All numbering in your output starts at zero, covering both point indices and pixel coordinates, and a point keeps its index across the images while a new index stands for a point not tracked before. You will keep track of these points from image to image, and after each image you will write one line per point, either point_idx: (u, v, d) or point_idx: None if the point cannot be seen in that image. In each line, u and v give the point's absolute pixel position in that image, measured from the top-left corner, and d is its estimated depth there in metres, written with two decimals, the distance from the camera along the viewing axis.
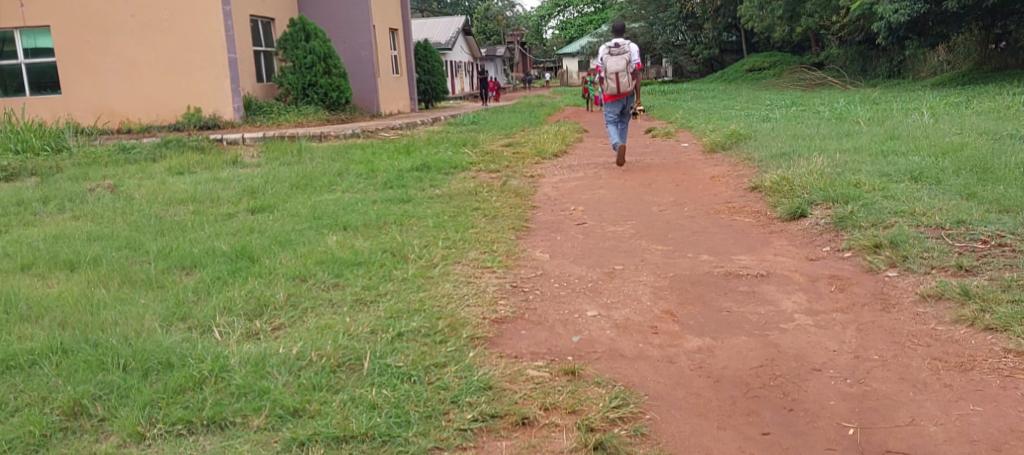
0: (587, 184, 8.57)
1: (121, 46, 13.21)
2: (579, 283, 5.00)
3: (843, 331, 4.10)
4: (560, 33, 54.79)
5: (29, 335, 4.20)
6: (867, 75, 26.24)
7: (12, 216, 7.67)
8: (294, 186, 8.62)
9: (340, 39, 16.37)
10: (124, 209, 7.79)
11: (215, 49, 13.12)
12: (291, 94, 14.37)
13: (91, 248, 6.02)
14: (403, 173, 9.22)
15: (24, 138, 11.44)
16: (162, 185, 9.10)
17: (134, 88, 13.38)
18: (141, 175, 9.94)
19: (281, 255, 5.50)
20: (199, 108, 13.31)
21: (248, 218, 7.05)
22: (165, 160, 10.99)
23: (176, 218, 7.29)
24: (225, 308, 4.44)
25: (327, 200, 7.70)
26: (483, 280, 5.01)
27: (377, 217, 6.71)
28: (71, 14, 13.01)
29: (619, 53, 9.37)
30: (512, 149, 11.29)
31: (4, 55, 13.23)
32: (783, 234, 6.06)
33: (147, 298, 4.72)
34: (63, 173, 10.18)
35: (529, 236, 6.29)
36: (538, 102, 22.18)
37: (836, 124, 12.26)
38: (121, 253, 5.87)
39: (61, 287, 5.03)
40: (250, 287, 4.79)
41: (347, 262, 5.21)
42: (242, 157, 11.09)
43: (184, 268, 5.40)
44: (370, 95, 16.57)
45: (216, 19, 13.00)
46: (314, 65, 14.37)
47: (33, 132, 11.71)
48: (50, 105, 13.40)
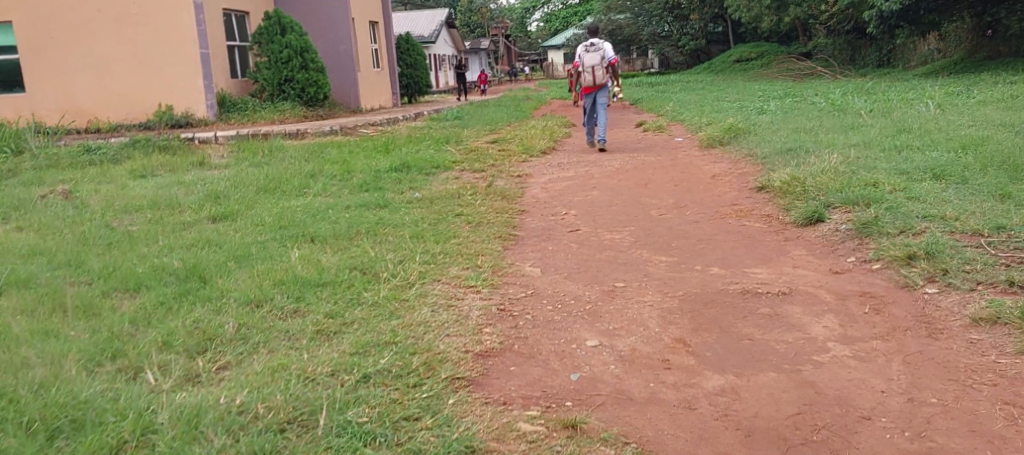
0: (578, 184, 7.95)
1: (86, 41, 12.43)
2: (575, 305, 4.37)
3: (888, 366, 3.51)
4: (546, 25, 54.14)
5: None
6: (855, 65, 25.73)
7: None
8: (262, 189, 7.97)
9: (318, 34, 15.68)
10: (75, 217, 7.13)
11: (186, 44, 12.42)
12: (266, 90, 13.65)
13: (25, 266, 5.34)
14: (380, 173, 8.59)
15: None
16: (121, 190, 8.42)
17: (102, 85, 12.60)
18: (101, 179, 9.25)
19: (238, 275, 4.85)
20: (170, 105, 12.59)
21: (206, 229, 6.40)
22: (129, 162, 10.29)
23: (130, 228, 6.64)
24: (164, 343, 3.80)
25: (297, 206, 7.06)
26: (466, 303, 4.36)
27: (349, 225, 6.08)
28: (34, 9, 12.25)
29: (595, 50, 9.66)
30: (497, 146, 10.64)
31: None
32: (799, 242, 5.46)
33: (77, 330, 4.06)
34: (16, 177, 9.46)
35: (516, 246, 5.66)
36: (524, 96, 21.53)
37: (837, 116, 11.67)
38: (58, 272, 5.20)
39: None
40: (196, 316, 4.15)
41: (309, 283, 4.56)
42: (209, 157, 10.40)
43: (127, 291, 4.73)
44: (350, 89, 15.83)
45: (187, 13, 12.30)
46: (290, 59, 13.68)
47: None
48: (14, 104, 12.62)
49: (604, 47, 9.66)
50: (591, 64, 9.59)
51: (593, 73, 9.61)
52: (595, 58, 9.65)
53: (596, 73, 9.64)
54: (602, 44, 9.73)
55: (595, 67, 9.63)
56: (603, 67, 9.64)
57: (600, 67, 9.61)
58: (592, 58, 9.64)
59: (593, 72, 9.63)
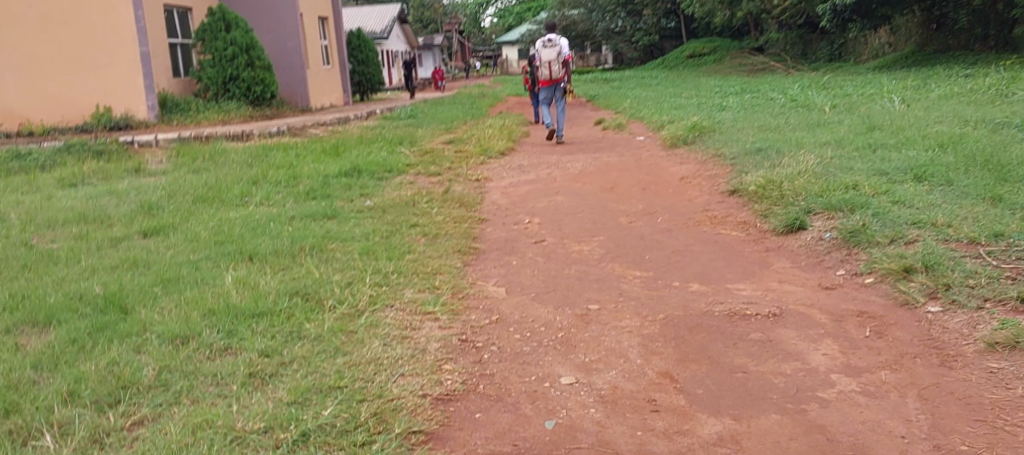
0: (540, 188, 7.48)
1: (16, 39, 11.42)
2: (545, 333, 3.90)
3: (904, 403, 3.13)
4: (499, 22, 53.64)
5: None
6: (807, 59, 25.59)
7: None
8: (200, 199, 7.39)
9: (264, 31, 15.03)
10: None
11: (123, 43, 11.71)
12: (210, 90, 12.99)
13: None
14: (329, 179, 8.05)
15: None
16: (46, 201, 7.75)
17: (35, 86, 11.63)
18: (26, 188, 8.55)
19: (164, 304, 4.31)
20: (109, 107, 11.79)
21: (136, 246, 5.81)
22: (59, 169, 9.59)
23: (50, 246, 6.02)
24: (69, 393, 3.34)
25: (236, 217, 6.50)
26: (423, 333, 3.89)
27: (291, 241, 5.53)
28: None
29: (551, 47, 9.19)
30: (453, 147, 10.13)
31: None
32: (782, 252, 5.05)
33: None
34: None
35: (476, 262, 5.17)
36: (478, 93, 21.03)
37: (801, 112, 11.35)
38: None
39: None
40: (113, 357, 3.62)
41: (244, 314, 4.05)
42: (146, 163, 9.74)
43: (36, 327, 4.17)
44: (298, 88, 15.20)
45: (124, 10, 11.59)
46: (235, 58, 13.03)
47: None
48: None
49: (560, 42, 9.20)
50: (547, 59, 9.21)
51: (548, 68, 9.29)
52: (552, 53, 9.23)
53: (552, 68, 9.28)
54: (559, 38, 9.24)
55: (552, 62, 9.25)
56: (560, 62, 9.26)
57: (556, 63, 9.23)
58: (549, 53, 9.24)
59: (550, 68, 9.26)
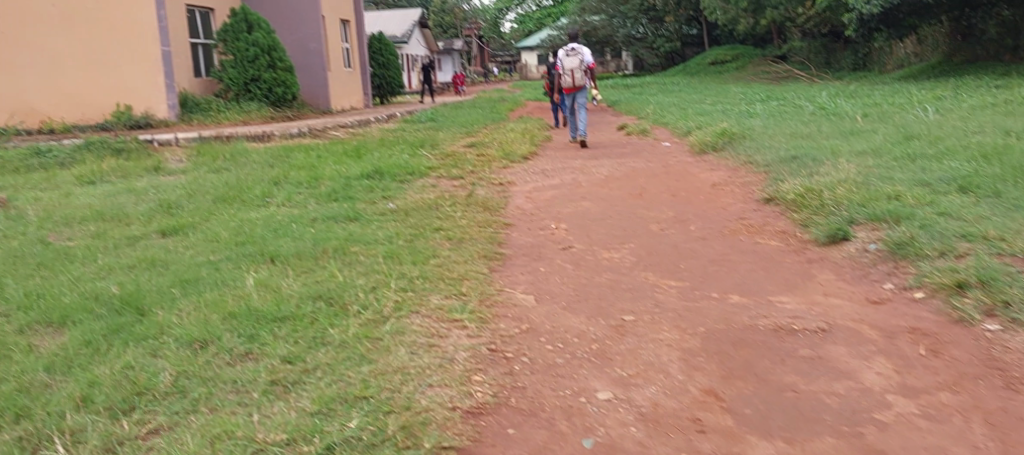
0: (566, 193, 7.28)
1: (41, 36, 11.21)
2: (578, 344, 3.71)
3: (969, 429, 2.93)
4: (519, 27, 53.49)
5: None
6: (831, 68, 25.26)
7: None
8: (220, 199, 7.24)
9: (286, 33, 14.93)
10: (6, 231, 6.35)
11: (145, 43, 11.66)
12: (232, 90, 12.83)
13: None
14: (350, 181, 7.90)
15: None
16: (65, 199, 7.62)
17: (57, 84, 11.41)
18: (45, 185, 8.42)
19: (182, 306, 4.16)
20: (129, 105, 11.69)
21: (154, 246, 5.66)
22: (79, 166, 9.47)
23: (67, 244, 5.89)
24: (83, 398, 3.20)
25: (257, 218, 6.35)
26: (450, 342, 3.70)
27: (313, 243, 5.37)
28: None
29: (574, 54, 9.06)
30: (475, 151, 9.94)
31: None
32: (824, 264, 4.83)
33: None
34: None
35: (503, 268, 4.99)
36: (498, 97, 20.84)
37: (831, 121, 11.11)
38: None
39: None
40: (128, 361, 3.47)
41: (265, 318, 3.89)
42: (166, 162, 9.62)
43: (50, 327, 4.02)
44: (319, 90, 15.07)
45: (147, 10, 11.60)
46: (258, 58, 12.93)
47: None
48: None
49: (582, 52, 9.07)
50: (570, 66, 9.01)
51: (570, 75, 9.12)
52: (575, 61, 9.06)
53: (575, 75, 9.04)
54: (580, 48, 9.11)
55: (574, 70, 9.04)
56: (583, 69, 9.04)
57: (580, 71, 9.02)
58: (572, 61, 9.07)
59: (573, 75, 9.02)
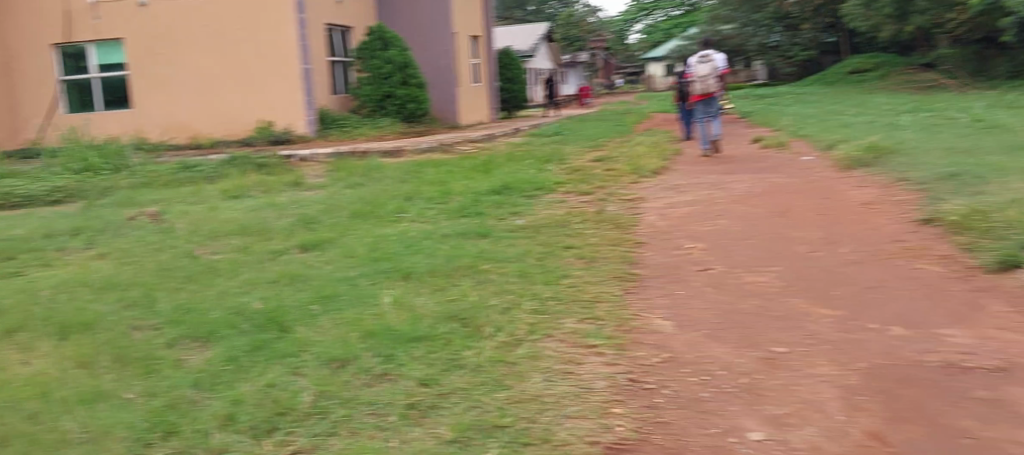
0: (703, 210, 7.02)
1: (193, 56, 12.01)
2: (727, 376, 3.52)
3: None
4: (647, 38, 52.93)
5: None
6: (983, 76, 23.77)
7: (34, 255, 6.56)
8: (355, 214, 7.33)
9: (420, 49, 15.17)
10: (156, 244, 6.61)
11: (285, 61, 11.85)
12: (367, 106, 13.19)
13: (93, 307, 4.77)
14: (481, 196, 7.87)
15: (84, 157, 10.05)
16: (211, 213, 7.88)
17: (206, 100, 12.10)
18: (193, 199, 8.74)
19: (321, 323, 4.18)
20: (270, 121, 12.00)
21: (294, 261, 5.75)
22: (224, 180, 9.81)
23: (213, 258, 6.06)
24: (228, 416, 3.26)
25: (392, 234, 6.38)
26: (587, 369, 3.57)
27: (446, 260, 5.35)
28: (145, 26, 11.99)
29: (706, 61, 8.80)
30: (606, 165, 9.77)
31: (78, 70, 12.47)
32: (994, 293, 4.45)
33: (132, 393, 3.52)
34: (112, 195, 8.93)
35: (639, 289, 4.80)
36: (626, 109, 20.56)
37: (988, 133, 10.39)
38: (128, 314, 4.59)
39: (34, 370, 3.84)
40: (268, 380, 3.51)
41: (401, 337, 3.86)
42: (305, 176, 9.86)
43: (197, 341, 4.11)
44: (449, 105, 15.22)
45: (288, 29, 11.77)
46: (393, 75, 13.16)
47: (94, 150, 10.42)
48: (120, 120, 12.29)
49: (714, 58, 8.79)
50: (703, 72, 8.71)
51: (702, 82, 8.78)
52: (707, 68, 8.77)
53: (706, 82, 8.74)
54: (712, 56, 8.84)
55: (706, 77, 8.74)
56: (716, 76, 8.74)
57: (713, 77, 8.72)
58: (704, 68, 8.77)
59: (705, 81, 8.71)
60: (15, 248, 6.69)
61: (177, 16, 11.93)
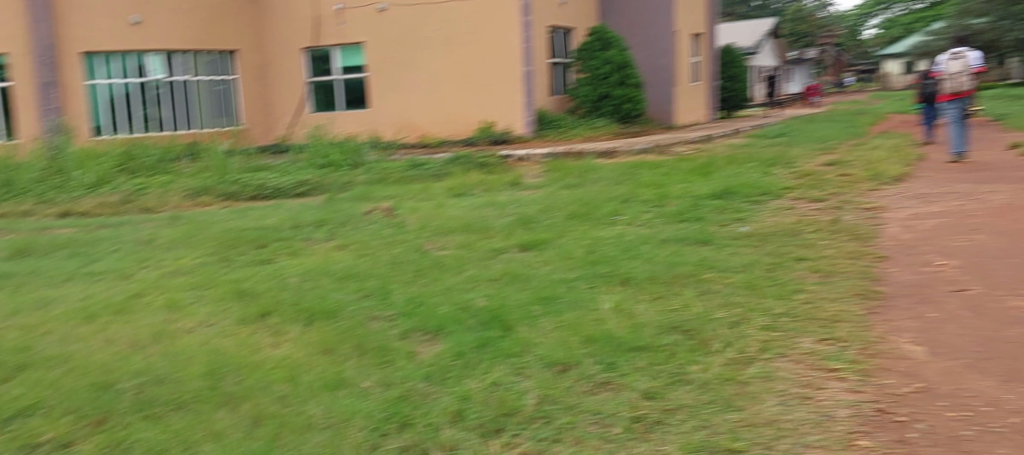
0: (952, 223, 6.42)
1: (426, 59, 12.61)
2: (980, 408, 3.44)
3: None
4: (883, 33, 49.62)
5: (221, 439, 3.81)
6: None
7: (280, 246, 7.08)
8: (575, 215, 7.30)
9: (639, 48, 15.02)
10: (387, 240, 6.92)
11: (510, 62, 12.13)
12: (583, 107, 13.20)
13: (339, 322, 5.06)
14: (703, 200, 7.62)
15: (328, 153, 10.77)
16: (438, 209, 8.10)
17: (435, 101, 12.64)
18: (422, 195, 8.94)
19: (544, 323, 4.57)
20: (494, 122, 12.29)
21: (515, 264, 5.81)
22: (449, 178, 10.06)
23: (440, 257, 6.26)
24: (457, 411, 3.84)
25: (611, 236, 6.31)
26: (827, 395, 3.61)
27: (667, 266, 5.22)
28: (383, 30, 12.72)
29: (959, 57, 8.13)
30: (838, 170, 9.18)
31: (321, 72, 13.36)
32: None
33: (370, 381, 4.20)
34: (348, 190, 9.40)
35: (885, 309, 4.42)
36: (860, 109, 19.25)
37: None
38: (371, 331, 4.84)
39: (284, 349, 4.70)
40: (494, 378, 4.05)
41: (625, 346, 4.16)
42: (524, 177, 9.96)
43: (427, 334, 4.69)
44: (666, 105, 14.95)
45: (513, 30, 12.02)
46: (610, 75, 13.08)
47: (333, 148, 11.02)
48: (356, 120, 13.13)
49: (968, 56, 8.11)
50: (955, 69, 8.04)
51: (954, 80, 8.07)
52: (959, 65, 8.09)
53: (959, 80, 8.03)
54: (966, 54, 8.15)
55: (959, 74, 8.04)
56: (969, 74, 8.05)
57: (966, 74, 8.03)
58: (955, 65, 8.10)
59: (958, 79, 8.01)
60: (267, 237, 7.33)
61: (412, 20, 12.56)
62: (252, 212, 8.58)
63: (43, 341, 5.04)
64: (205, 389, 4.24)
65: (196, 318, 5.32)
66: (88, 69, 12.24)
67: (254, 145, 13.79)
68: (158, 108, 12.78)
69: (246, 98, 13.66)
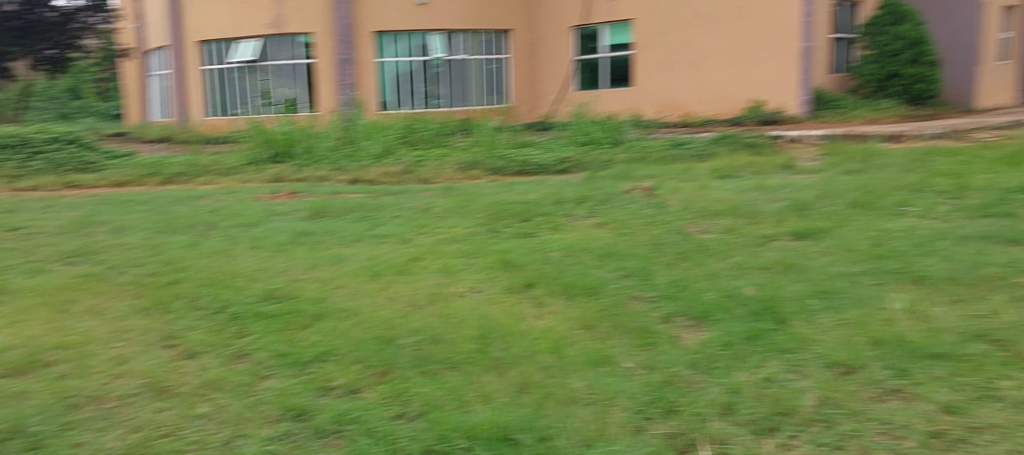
0: None
1: (694, 38, 13.53)
2: None
3: None
4: None
5: (490, 403, 4.23)
6: None
7: (545, 220, 7.19)
8: (857, 204, 6.75)
9: (941, 24, 13.92)
10: (652, 219, 6.80)
11: (782, 41, 12.52)
12: (867, 86, 12.76)
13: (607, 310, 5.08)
14: (1011, 193, 6.78)
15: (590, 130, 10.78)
16: (704, 190, 7.79)
17: (701, 81, 13.53)
18: (686, 176, 8.65)
19: (822, 319, 4.61)
20: (761, 101, 12.72)
21: (789, 257, 5.53)
22: (714, 159, 9.67)
23: (709, 242, 6.07)
24: (726, 405, 4.00)
25: (900, 229, 5.80)
26: None
27: (970, 268, 4.99)
28: (656, 10, 13.90)
29: None
30: None
31: (588, 50, 15.20)
32: None
33: (632, 363, 4.47)
34: (610, 168, 9.29)
35: None
36: None
37: None
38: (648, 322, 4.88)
39: (549, 322, 5.04)
40: (767, 374, 4.19)
41: (921, 352, 4.18)
42: (796, 160, 9.38)
43: (693, 319, 4.85)
44: (967, 87, 13.60)
45: (787, 8, 12.42)
46: (902, 52, 12.42)
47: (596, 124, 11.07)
48: (621, 97, 14.65)
49: None
50: None
51: None
52: None
53: None
54: None
55: None
56: None
57: None
58: None
59: None
60: (531, 211, 7.43)
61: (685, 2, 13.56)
62: (520, 186, 8.70)
63: (334, 294, 5.66)
64: (475, 353, 4.69)
65: (468, 283, 5.78)
66: (379, 47, 15.33)
67: (520, 120, 16.31)
68: (436, 86, 15.69)
69: (517, 79, 16.23)
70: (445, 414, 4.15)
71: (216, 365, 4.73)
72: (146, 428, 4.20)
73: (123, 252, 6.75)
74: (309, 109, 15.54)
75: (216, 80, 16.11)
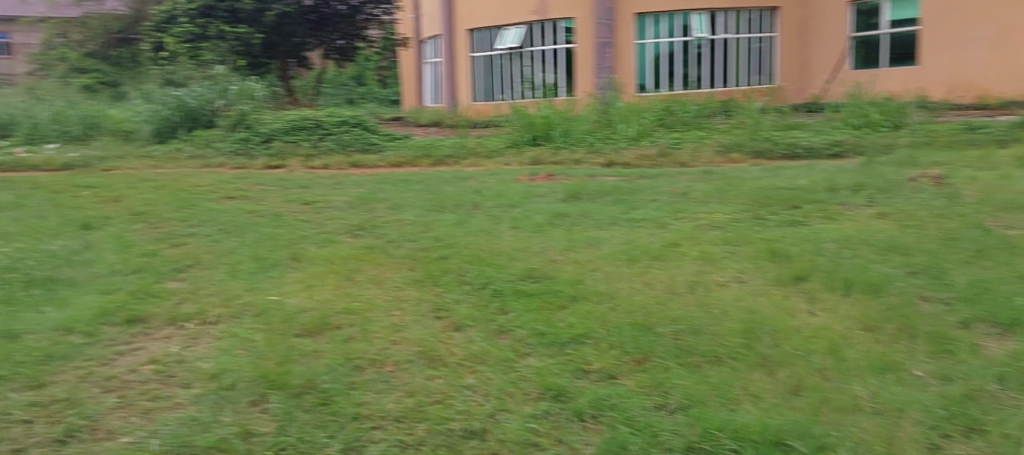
0: None
1: (997, 14, 12.94)
2: None
3: None
4: None
5: (759, 403, 4.04)
6: None
7: (818, 207, 6.68)
8: None
9: None
10: (944, 213, 6.12)
11: None
12: None
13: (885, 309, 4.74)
14: None
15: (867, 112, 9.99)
16: (1006, 180, 6.92)
17: (1003, 60, 12.99)
18: (982, 163, 7.74)
19: None
20: None
21: None
22: (1017, 145, 8.60)
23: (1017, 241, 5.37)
24: None
25: None
26: None
27: None
28: None
29: None
30: None
31: (870, 27, 14.56)
32: None
33: (922, 371, 4.21)
34: (891, 153, 8.50)
35: None
36: None
37: None
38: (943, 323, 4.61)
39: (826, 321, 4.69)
40: None
41: None
42: None
43: (996, 326, 4.56)
44: None
45: None
46: None
47: (876, 106, 10.22)
48: (904, 77, 14.16)
49: None
50: None
51: None
52: None
53: None
54: None
55: None
56: None
57: None
58: None
59: None
60: (800, 197, 6.92)
61: None
62: (787, 171, 8.17)
63: (592, 276, 5.53)
64: (741, 349, 4.45)
65: (731, 272, 5.45)
66: (639, 28, 15.11)
67: (788, 101, 15.56)
68: (697, 68, 15.23)
69: (783, 59, 15.50)
70: (710, 409, 3.99)
71: (480, 340, 4.76)
72: (420, 393, 4.28)
73: (397, 227, 7.00)
74: (566, 91, 15.85)
75: (485, 66, 16.98)
